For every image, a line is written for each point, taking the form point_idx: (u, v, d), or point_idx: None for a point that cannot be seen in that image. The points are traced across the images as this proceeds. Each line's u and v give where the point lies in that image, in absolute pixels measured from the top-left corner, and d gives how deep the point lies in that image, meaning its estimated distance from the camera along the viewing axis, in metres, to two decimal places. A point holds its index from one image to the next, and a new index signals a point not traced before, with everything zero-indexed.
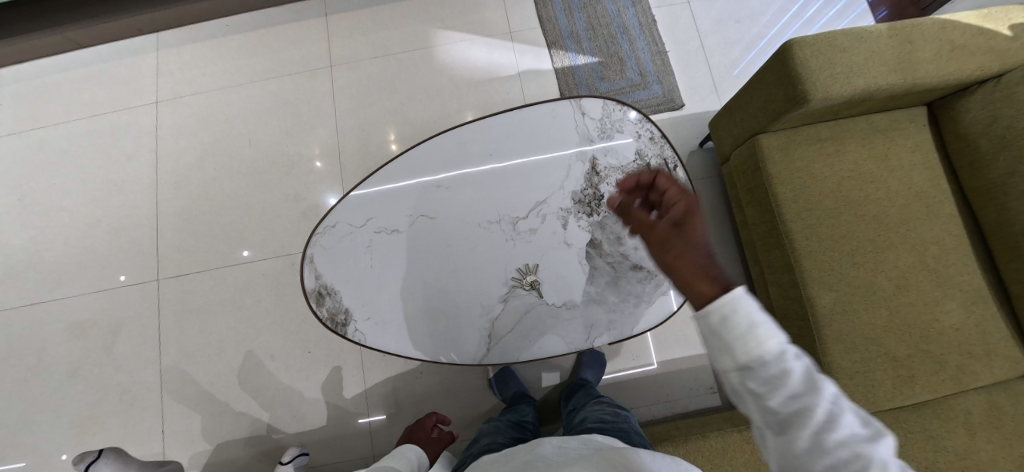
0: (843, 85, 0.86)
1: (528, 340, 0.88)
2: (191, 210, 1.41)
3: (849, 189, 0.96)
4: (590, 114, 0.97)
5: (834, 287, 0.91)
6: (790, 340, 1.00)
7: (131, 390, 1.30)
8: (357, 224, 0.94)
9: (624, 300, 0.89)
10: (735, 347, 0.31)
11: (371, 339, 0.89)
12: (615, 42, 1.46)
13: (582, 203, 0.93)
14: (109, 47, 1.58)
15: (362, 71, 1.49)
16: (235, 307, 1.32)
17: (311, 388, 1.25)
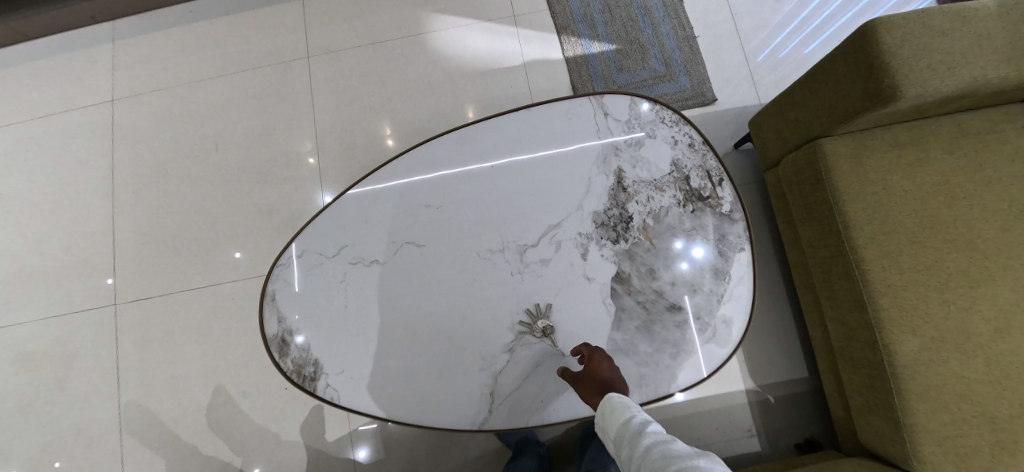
0: (941, 78, 0.68)
1: (539, 400, 0.71)
2: (153, 224, 1.24)
3: (936, 208, 0.77)
4: (615, 114, 0.79)
5: (918, 331, 0.74)
6: (854, 389, 0.83)
7: (86, 431, 1.14)
8: (329, 254, 0.77)
9: (658, 350, 0.72)
10: (609, 429, 0.56)
11: (346, 398, 0.72)
12: (635, 27, 1.26)
13: (606, 227, 0.75)
14: (60, 38, 1.39)
15: (345, 62, 1.30)
16: (202, 336, 1.16)
17: (289, 429, 1.09)
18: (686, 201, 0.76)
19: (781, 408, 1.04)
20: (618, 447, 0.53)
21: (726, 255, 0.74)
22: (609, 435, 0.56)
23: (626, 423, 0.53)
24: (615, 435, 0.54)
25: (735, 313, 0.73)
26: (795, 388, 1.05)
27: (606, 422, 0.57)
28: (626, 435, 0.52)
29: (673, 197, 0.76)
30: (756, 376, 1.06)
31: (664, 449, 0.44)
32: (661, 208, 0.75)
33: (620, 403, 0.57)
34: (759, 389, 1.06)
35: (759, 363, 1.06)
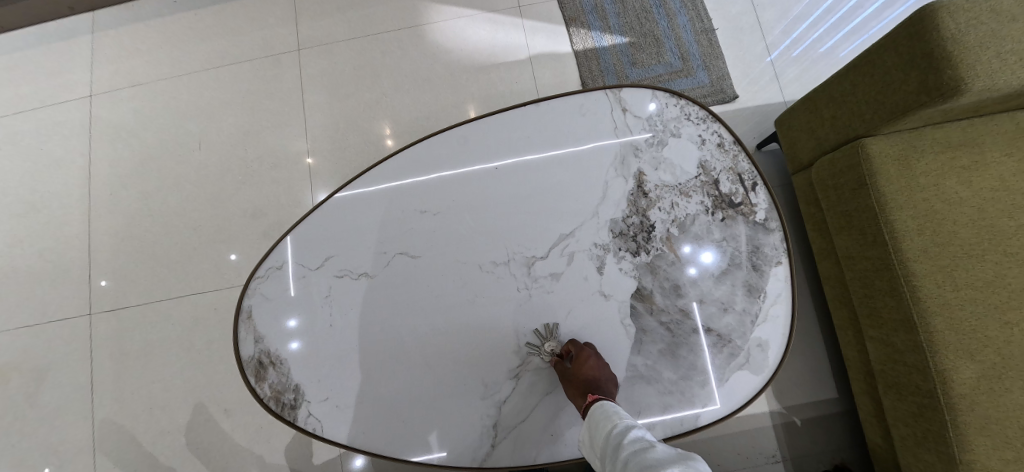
0: (1012, 69, 0.59)
1: (549, 434, 0.62)
2: (132, 228, 1.16)
3: (995, 217, 0.69)
4: (634, 110, 0.71)
5: (978, 356, 0.65)
6: (898, 417, 0.75)
7: (56, 451, 1.06)
8: (313, 265, 0.69)
9: (684, 377, 0.63)
10: (595, 442, 0.51)
11: (330, 430, 0.64)
12: (649, 18, 1.18)
13: (624, 237, 0.67)
14: (37, 30, 1.31)
15: (338, 56, 1.21)
16: (182, 349, 1.07)
17: (274, 452, 1.00)
18: (715, 207, 0.67)
19: (808, 432, 0.96)
20: (602, 458, 0.48)
21: (761, 270, 0.66)
22: (596, 449, 0.50)
23: (611, 432, 0.48)
24: (601, 447, 0.49)
25: (771, 335, 0.64)
26: (824, 410, 0.96)
27: (592, 432, 0.52)
28: (610, 446, 0.46)
29: (700, 204, 0.67)
30: (781, 396, 0.97)
31: (644, 458, 0.40)
32: (687, 216, 0.67)
33: (606, 409, 0.52)
34: (784, 410, 0.97)
35: (784, 382, 0.98)
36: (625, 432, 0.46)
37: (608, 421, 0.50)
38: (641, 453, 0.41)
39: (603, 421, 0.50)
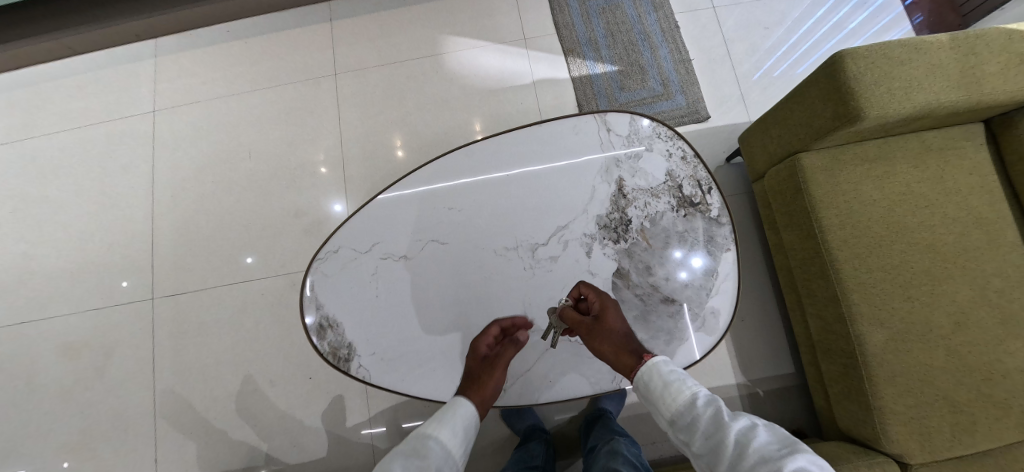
0: (901, 101, 0.77)
1: (548, 379, 0.80)
2: (189, 225, 1.34)
3: (901, 215, 0.87)
4: (616, 130, 0.90)
5: (886, 323, 0.83)
6: (832, 378, 0.92)
7: (121, 416, 1.22)
8: (362, 250, 0.87)
9: (654, 337, 0.81)
10: (659, 403, 0.59)
11: (377, 377, 0.81)
12: (635, 50, 1.38)
13: (608, 229, 0.85)
14: (107, 53, 1.52)
15: (368, 79, 1.42)
16: (233, 328, 1.25)
17: (312, 416, 1.18)
18: (679, 206, 0.86)
19: (770, 401, 1.12)
20: (677, 423, 0.56)
21: (715, 254, 0.84)
22: (661, 409, 0.59)
23: (686, 402, 0.56)
24: (669, 410, 0.58)
25: (723, 305, 0.82)
26: (782, 382, 1.13)
27: (655, 394, 0.60)
28: (687, 415, 0.55)
29: (667, 203, 0.86)
30: (746, 371, 1.14)
31: (748, 444, 0.47)
32: (657, 213, 0.85)
33: (668, 377, 0.60)
34: (749, 383, 1.14)
35: (749, 359, 1.15)
36: (708, 411, 0.53)
37: (680, 394, 0.57)
38: (747, 439, 0.48)
39: (675, 395, 0.58)
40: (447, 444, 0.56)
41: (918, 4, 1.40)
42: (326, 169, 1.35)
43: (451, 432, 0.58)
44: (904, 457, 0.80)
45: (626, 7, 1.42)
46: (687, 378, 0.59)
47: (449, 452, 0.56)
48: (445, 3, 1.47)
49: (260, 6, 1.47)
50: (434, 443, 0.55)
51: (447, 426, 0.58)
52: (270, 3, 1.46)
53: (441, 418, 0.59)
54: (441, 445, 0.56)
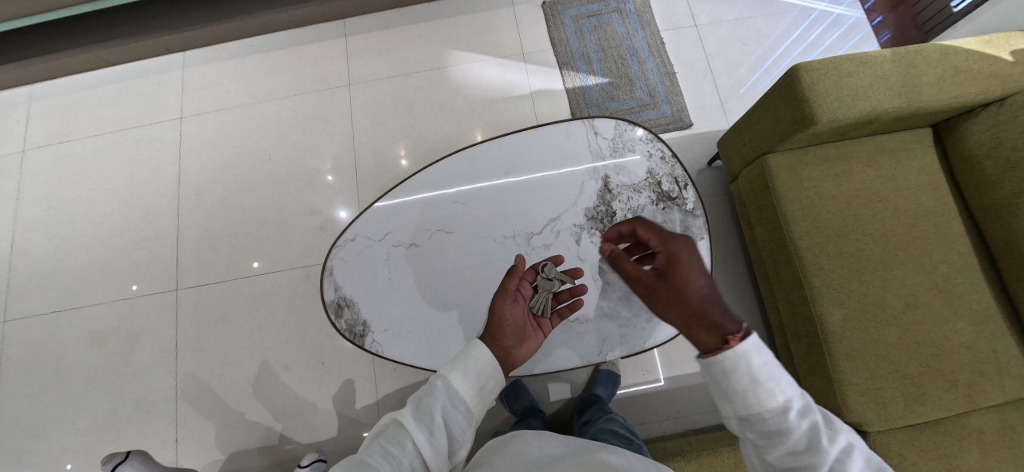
0: (849, 108, 0.89)
1: (541, 353, 0.90)
2: (212, 222, 1.45)
3: (857, 209, 0.97)
4: (603, 133, 1.01)
5: (844, 304, 0.93)
6: (800, 357, 1.02)
7: (144, 399, 1.30)
8: (376, 238, 0.98)
9: (635, 315, 0.91)
10: (721, 391, 0.39)
11: (389, 350, 0.91)
12: (625, 63, 1.51)
13: (595, 220, 0.96)
14: (139, 65, 1.65)
15: (379, 89, 1.54)
16: (251, 317, 1.35)
17: (324, 398, 1.27)
18: (658, 200, 0.96)
19: None
20: (742, 421, 0.39)
21: None
22: (720, 397, 0.40)
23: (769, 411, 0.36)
24: (739, 408, 0.38)
25: None
26: None
27: (717, 379, 0.39)
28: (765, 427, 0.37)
29: (648, 197, 0.97)
30: None
31: None
32: (639, 206, 0.96)
33: (756, 374, 0.37)
34: None
35: None
36: (802, 426, 0.36)
37: (767, 402, 0.36)
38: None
39: (752, 404, 0.37)
40: (459, 391, 0.51)
41: (885, 23, 1.53)
42: (333, 178, 1.46)
43: (466, 376, 0.52)
44: (863, 425, 0.89)
45: (616, 24, 1.55)
46: (782, 375, 0.37)
47: (461, 400, 0.51)
48: (451, 21, 1.60)
49: (281, 24, 1.61)
50: (444, 388, 0.51)
51: (462, 368, 0.53)
52: (291, 20, 1.59)
53: (457, 358, 0.54)
54: (453, 390, 0.51)
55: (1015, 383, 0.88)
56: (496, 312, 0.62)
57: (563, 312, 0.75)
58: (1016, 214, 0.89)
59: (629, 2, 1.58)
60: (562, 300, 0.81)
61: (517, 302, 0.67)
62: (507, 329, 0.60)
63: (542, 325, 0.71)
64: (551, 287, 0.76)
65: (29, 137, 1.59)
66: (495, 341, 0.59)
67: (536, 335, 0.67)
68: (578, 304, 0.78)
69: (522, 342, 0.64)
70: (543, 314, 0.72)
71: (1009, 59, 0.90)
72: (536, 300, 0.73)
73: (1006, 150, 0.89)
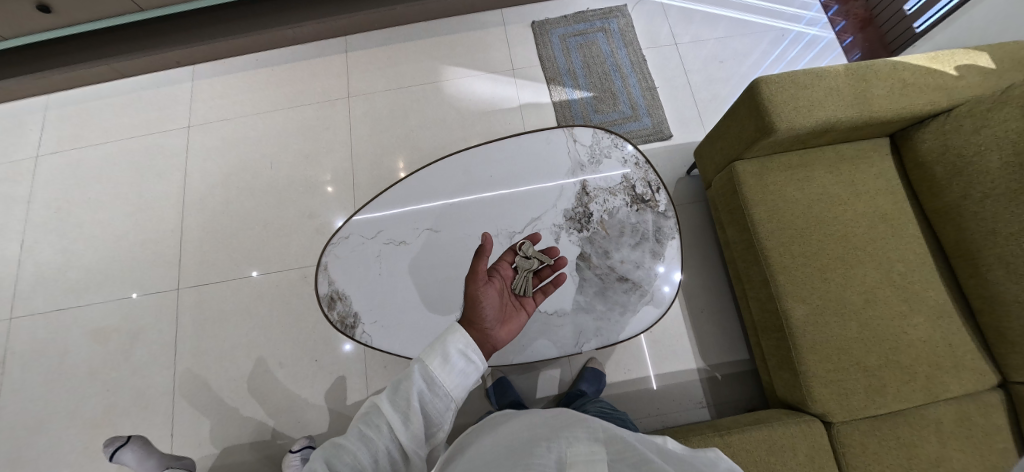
0: (805, 116, 0.96)
1: (521, 344, 0.95)
2: (214, 225, 1.52)
3: (818, 211, 1.04)
4: (581, 141, 1.09)
5: (806, 300, 0.98)
6: (771, 352, 1.07)
7: (143, 393, 1.34)
8: (368, 236, 1.05)
9: (610, 309, 0.97)
10: None
11: (378, 340, 0.98)
12: (608, 79, 1.60)
13: (573, 220, 1.03)
14: (150, 77, 1.75)
15: (377, 101, 1.63)
16: (249, 316, 1.40)
17: (317, 394, 1.31)
18: (632, 202, 1.03)
19: (727, 384, 1.25)
20: None
21: (662, 242, 1.01)
22: None
23: None
24: None
25: (669, 284, 0.98)
26: (738, 367, 1.27)
27: None
28: None
29: (623, 200, 1.04)
30: (705, 356, 1.28)
31: None
32: (614, 207, 1.03)
33: None
34: (708, 367, 1.27)
35: (707, 345, 1.29)
36: None
37: None
38: None
39: None
40: (435, 377, 0.51)
41: (855, 43, 1.62)
42: (332, 188, 1.53)
43: (442, 361, 0.52)
44: (827, 416, 0.93)
45: (601, 43, 1.66)
46: None
47: (438, 385, 0.51)
48: (446, 39, 1.70)
49: (286, 40, 1.71)
50: (420, 374, 0.51)
51: (439, 353, 0.53)
52: (295, 37, 1.70)
53: (435, 344, 0.53)
54: (429, 376, 0.51)
55: (971, 375, 0.91)
56: (474, 295, 0.65)
57: (546, 289, 0.79)
58: (964, 213, 0.94)
59: (613, 22, 1.68)
60: (544, 278, 0.86)
61: (494, 284, 0.70)
62: (484, 311, 0.63)
63: (525, 305, 0.74)
64: (530, 267, 0.80)
65: (43, 143, 1.67)
66: (473, 324, 0.61)
67: (517, 315, 0.69)
68: (561, 279, 0.82)
69: (503, 322, 0.66)
70: (525, 293, 0.76)
71: (953, 73, 0.97)
72: (518, 281, 0.77)
73: (952, 157, 0.96)
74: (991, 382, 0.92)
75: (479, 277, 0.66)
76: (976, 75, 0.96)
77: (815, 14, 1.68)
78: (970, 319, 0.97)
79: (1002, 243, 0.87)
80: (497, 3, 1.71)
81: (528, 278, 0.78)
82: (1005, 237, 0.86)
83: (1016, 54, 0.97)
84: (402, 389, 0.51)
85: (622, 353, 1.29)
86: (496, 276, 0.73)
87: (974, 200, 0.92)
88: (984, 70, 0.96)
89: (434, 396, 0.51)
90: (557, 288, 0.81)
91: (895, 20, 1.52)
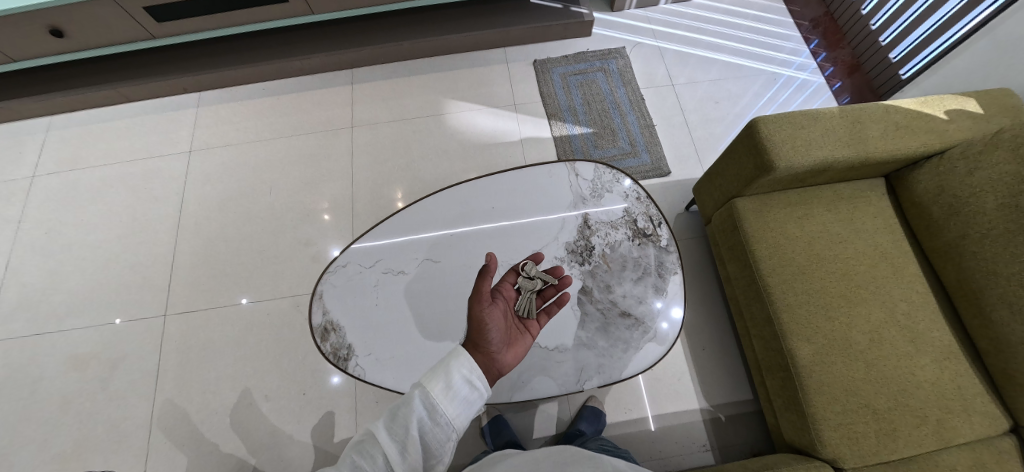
0: (804, 156, 0.98)
1: (521, 381, 0.92)
2: (208, 250, 1.49)
3: (819, 249, 1.04)
4: (583, 175, 1.10)
5: (811, 339, 0.97)
6: (776, 392, 1.05)
7: (118, 426, 1.27)
8: (367, 265, 1.04)
9: (612, 345, 0.95)
10: None
11: (370, 374, 0.94)
12: (608, 116, 1.65)
13: (575, 253, 1.02)
14: (155, 102, 1.77)
15: (380, 131, 1.66)
16: (237, 345, 1.35)
17: (302, 430, 1.24)
18: (634, 236, 1.04)
19: (731, 426, 1.21)
20: None
21: (664, 277, 1.00)
22: None
23: None
24: None
25: (669, 321, 0.97)
26: (742, 407, 1.23)
27: None
28: None
29: (624, 233, 1.04)
30: (708, 396, 1.24)
31: None
32: (616, 241, 1.03)
33: None
34: (711, 408, 1.23)
35: (709, 384, 1.26)
36: None
37: None
38: None
39: None
40: (436, 405, 0.49)
41: (844, 87, 1.69)
42: (330, 216, 1.52)
43: (445, 387, 0.51)
44: (838, 463, 0.89)
45: (600, 81, 1.71)
46: None
47: (440, 413, 0.49)
48: (450, 74, 1.76)
49: (294, 71, 1.75)
50: (421, 400, 0.50)
51: (442, 378, 0.51)
52: (303, 68, 1.74)
53: (437, 369, 0.52)
54: (430, 403, 0.50)
55: (982, 419, 0.89)
56: (479, 318, 0.65)
57: (550, 309, 0.77)
58: (963, 253, 0.95)
59: (613, 63, 1.75)
60: (547, 298, 0.84)
61: (498, 305, 0.70)
62: (490, 333, 0.62)
63: (529, 327, 0.73)
64: (533, 287, 0.80)
65: (40, 164, 1.66)
66: (479, 348, 0.61)
67: (523, 337, 0.69)
68: (564, 297, 0.79)
69: (509, 345, 0.65)
70: (528, 315, 0.75)
71: (943, 117, 1.00)
72: (520, 303, 0.77)
73: (948, 198, 0.98)
74: (1003, 427, 0.89)
75: (482, 298, 0.66)
76: (966, 120, 0.99)
77: (804, 59, 1.76)
78: (977, 360, 0.96)
79: (1004, 283, 0.87)
80: (500, 43, 1.78)
81: (532, 299, 0.78)
82: (1006, 277, 0.87)
83: (1002, 101, 1.01)
84: (402, 414, 0.49)
85: (623, 391, 1.25)
86: (499, 297, 0.72)
87: (973, 240, 0.93)
88: (973, 115, 1.00)
89: (432, 424, 0.49)
90: (561, 308, 0.77)
91: (882, 67, 1.61)
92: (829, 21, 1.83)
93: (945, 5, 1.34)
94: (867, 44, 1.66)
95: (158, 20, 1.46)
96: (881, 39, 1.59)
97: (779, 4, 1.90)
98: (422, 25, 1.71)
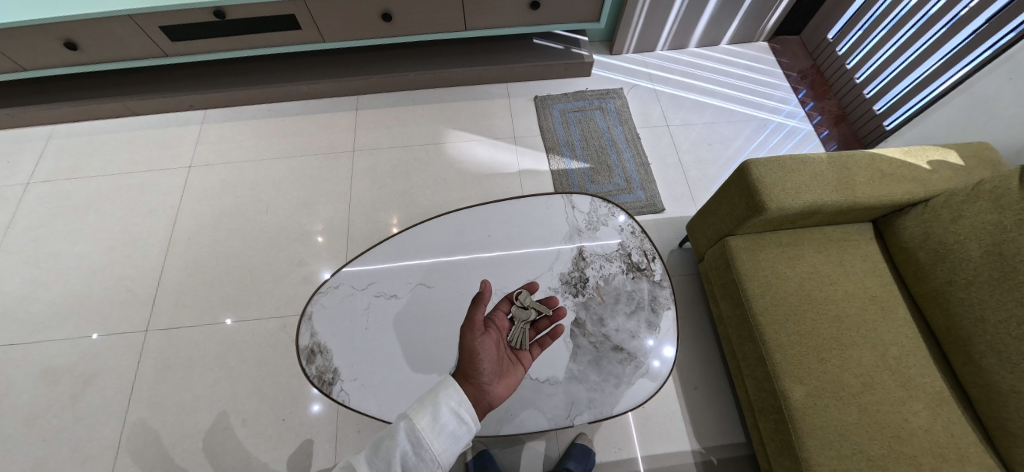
0: (794, 197, 1.01)
1: (509, 414, 0.89)
2: (197, 267, 1.47)
3: (810, 290, 1.05)
4: (579, 208, 1.13)
5: (804, 380, 0.96)
6: (770, 436, 1.03)
7: (83, 446, 1.20)
8: (360, 286, 1.03)
9: (604, 380, 0.93)
10: None
11: (354, 400, 0.91)
12: (604, 152, 1.69)
13: (569, 284, 1.03)
14: (160, 116, 1.79)
15: (381, 157, 1.69)
16: (218, 365, 1.31)
17: (277, 459, 1.18)
18: (628, 270, 1.05)
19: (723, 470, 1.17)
20: None
21: (658, 312, 1.00)
22: None
23: None
24: None
25: (661, 359, 0.95)
26: (735, 451, 1.20)
27: None
28: None
29: (619, 266, 1.05)
30: (700, 438, 1.21)
31: None
32: (609, 274, 1.04)
33: None
34: (703, 450, 1.20)
35: (701, 425, 1.23)
36: None
37: None
38: None
39: None
40: (422, 439, 0.48)
41: (831, 135, 1.76)
42: (324, 238, 1.52)
43: (431, 420, 0.50)
44: None
45: (598, 119, 1.78)
46: None
47: (425, 448, 0.48)
48: (453, 106, 1.82)
49: (300, 95, 1.79)
50: (407, 433, 0.48)
51: (429, 411, 0.50)
52: (310, 93, 1.79)
53: (425, 400, 0.51)
54: (416, 437, 0.48)
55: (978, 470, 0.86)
56: (472, 346, 0.65)
57: (544, 341, 0.77)
58: (951, 300, 0.97)
59: (610, 102, 1.83)
60: (541, 330, 0.82)
61: (491, 335, 0.71)
62: (483, 363, 0.63)
63: (522, 358, 0.73)
64: (527, 318, 0.79)
65: (36, 172, 1.66)
66: (471, 379, 0.61)
67: (515, 368, 0.70)
68: (558, 329, 0.80)
69: (501, 376, 0.66)
70: (521, 346, 0.75)
71: (926, 167, 1.04)
72: (513, 334, 0.76)
73: (935, 244, 1.00)
74: None
75: (476, 327, 0.67)
76: (947, 171, 1.04)
77: (793, 108, 1.85)
78: (971, 410, 0.95)
79: (991, 330, 0.89)
80: (503, 78, 1.85)
81: (525, 330, 0.77)
82: (994, 325, 0.88)
83: (981, 154, 1.06)
84: (389, 442, 0.48)
85: (614, 429, 1.22)
86: (491, 328, 0.73)
87: (959, 286, 0.95)
88: (955, 166, 1.04)
89: (416, 458, 0.48)
90: (555, 340, 0.78)
91: (866, 118, 1.69)
92: (815, 73, 1.94)
93: (924, 64, 1.44)
94: (852, 96, 1.76)
95: (173, 39, 1.51)
96: (865, 91, 1.68)
97: (770, 55, 2.00)
98: (429, 58, 1.79)
